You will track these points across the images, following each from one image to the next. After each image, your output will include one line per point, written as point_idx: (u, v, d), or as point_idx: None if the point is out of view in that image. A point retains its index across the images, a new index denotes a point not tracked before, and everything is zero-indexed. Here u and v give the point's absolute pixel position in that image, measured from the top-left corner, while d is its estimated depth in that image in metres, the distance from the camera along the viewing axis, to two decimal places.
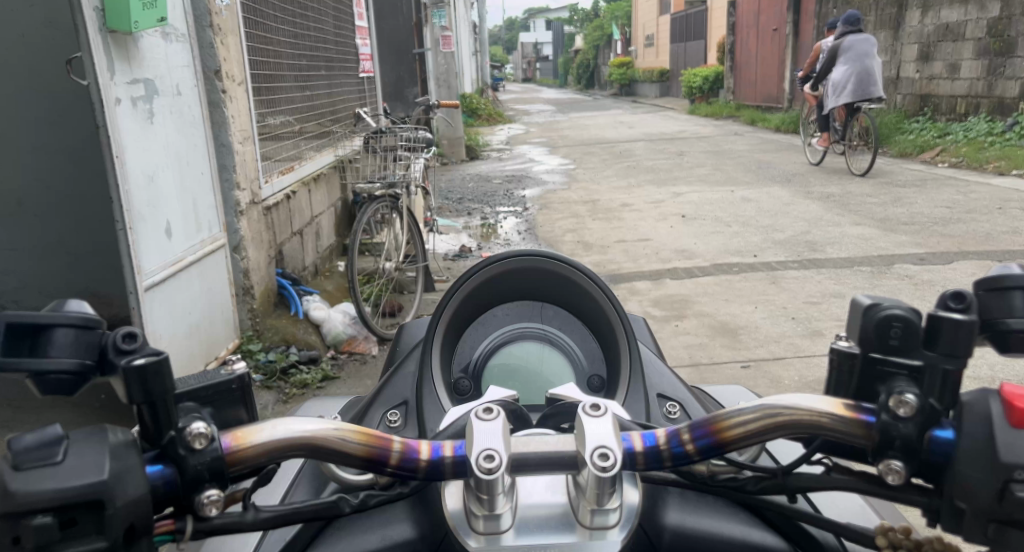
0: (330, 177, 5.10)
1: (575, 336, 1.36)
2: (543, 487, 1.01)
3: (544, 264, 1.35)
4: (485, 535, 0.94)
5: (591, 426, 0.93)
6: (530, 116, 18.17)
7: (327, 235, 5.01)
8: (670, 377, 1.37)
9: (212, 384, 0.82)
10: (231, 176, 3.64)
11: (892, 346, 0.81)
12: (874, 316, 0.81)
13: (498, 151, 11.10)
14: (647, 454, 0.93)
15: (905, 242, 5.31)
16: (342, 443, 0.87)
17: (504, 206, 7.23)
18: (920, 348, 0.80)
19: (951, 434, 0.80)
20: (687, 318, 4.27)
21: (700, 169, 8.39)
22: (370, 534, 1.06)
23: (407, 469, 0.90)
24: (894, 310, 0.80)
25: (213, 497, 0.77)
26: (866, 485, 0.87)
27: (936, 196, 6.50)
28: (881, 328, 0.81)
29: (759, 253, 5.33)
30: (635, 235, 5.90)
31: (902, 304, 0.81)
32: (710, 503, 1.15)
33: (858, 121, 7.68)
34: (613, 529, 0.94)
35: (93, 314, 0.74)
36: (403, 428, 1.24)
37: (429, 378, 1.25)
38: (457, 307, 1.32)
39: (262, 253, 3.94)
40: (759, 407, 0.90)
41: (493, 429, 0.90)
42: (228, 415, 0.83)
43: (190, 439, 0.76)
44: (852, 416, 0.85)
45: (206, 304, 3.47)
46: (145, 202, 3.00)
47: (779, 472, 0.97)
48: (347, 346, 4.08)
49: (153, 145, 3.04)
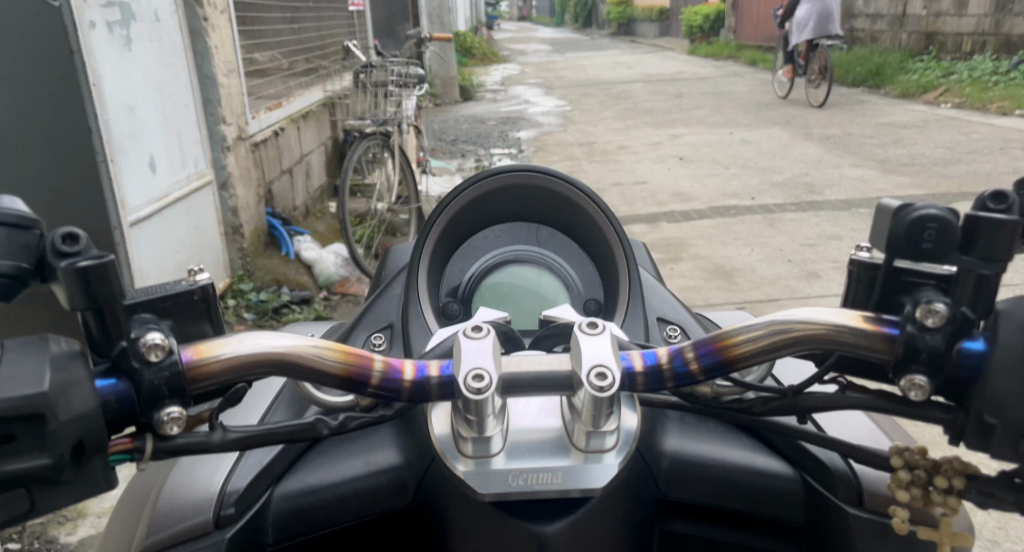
0: (319, 114, 4.98)
1: (572, 261, 1.28)
2: (536, 409, 0.95)
3: (539, 182, 1.26)
4: (474, 458, 0.89)
5: (588, 344, 0.86)
6: (527, 56, 17.84)
7: (317, 175, 4.90)
8: (671, 300, 1.31)
9: (173, 294, 0.74)
10: (216, 110, 3.51)
11: (924, 251, 0.73)
12: (904, 219, 0.74)
13: (492, 93, 10.89)
14: (648, 375, 0.87)
15: (904, 183, 5.23)
16: (318, 361, 0.79)
17: (498, 147, 7.11)
18: (955, 252, 0.73)
19: (982, 346, 0.74)
20: (683, 260, 4.21)
21: (699, 111, 8.25)
22: (353, 459, 1.00)
23: (390, 391, 0.83)
24: (929, 211, 0.73)
25: (175, 415, 0.70)
26: (883, 404, 0.83)
27: (937, 137, 6.40)
28: (911, 232, 0.74)
29: (756, 195, 5.25)
30: (631, 178, 5.80)
31: (936, 204, 0.74)
32: (713, 429, 1.09)
33: (816, 56, 8.36)
34: (610, 453, 0.89)
35: (28, 211, 0.66)
36: (387, 350, 1.18)
37: (414, 301, 1.18)
38: (446, 228, 1.24)
39: (251, 191, 3.84)
40: (769, 323, 0.83)
41: (483, 347, 0.83)
42: (191, 329, 0.76)
43: (145, 351, 0.68)
44: (874, 329, 0.79)
45: (194, 242, 3.39)
46: (126, 134, 2.90)
47: (788, 392, 0.91)
48: (340, 287, 4.01)
49: (132, 74, 2.92)
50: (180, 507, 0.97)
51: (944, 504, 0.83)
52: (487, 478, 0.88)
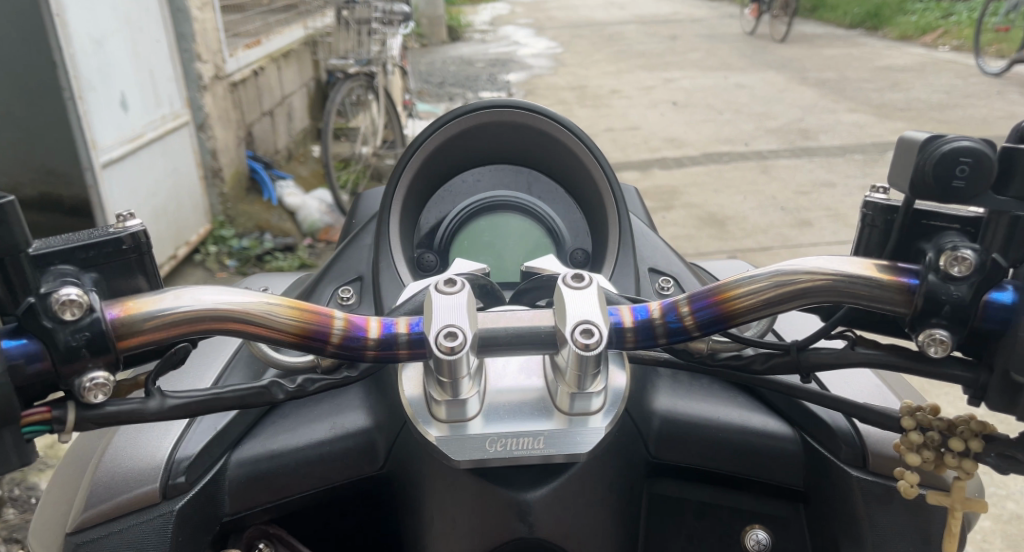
0: (301, 54, 4.79)
1: (558, 208, 1.19)
2: (515, 368, 0.86)
3: (524, 120, 1.16)
4: (449, 422, 0.81)
5: (571, 298, 0.77)
6: None
7: (299, 118, 4.75)
8: (664, 249, 1.22)
9: (96, 243, 0.65)
10: (191, 46, 3.34)
11: (954, 191, 0.63)
12: (934, 152, 0.63)
13: (481, 34, 10.60)
14: (638, 330, 0.78)
15: (901, 129, 5.13)
16: (267, 318, 0.70)
17: (487, 90, 6.93)
18: (989, 191, 0.63)
19: (1011, 297, 0.66)
20: (675, 208, 4.11)
21: (693, 54, 8.06)
22: (318, 421, 0.92)
23: (353, 350, 0.74)
24: (962, 144, 0.62)
25: (99, 381, 0.62)
26: (899, 360, 0.74)
27: (934, 81, 6.27)
28: (941, 168, 0.63)
29: (750, 141, 5.14)
30: (623, 123, 5.66)
31: (971, 135, 0.63)
32: (707, 386, 1.00)
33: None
34: (596, 416, 0.81)
35: None
36: (356, 306, 1.09)
37: (386, 252, 1.09)
38: (419, 171, 1.14)
39: (230, 134, 3.70)
40: (774, 273, 0.73)
41: (457, 302, 0.74)
42: (121, 284, 0.67)
43: (58, 308, 0.60)
44: (891, 279, 0.70)
45: (171, 185, 3.27)
46: (94, 70, 2.76)
47: (791, 348, 0.82)
48: (324, 235, 3.87)
49: (98, 5, 2.75)
50: (121, 474, 0.87)
51: (959, 468, 0.74)
52: (463, 445, 0.80)
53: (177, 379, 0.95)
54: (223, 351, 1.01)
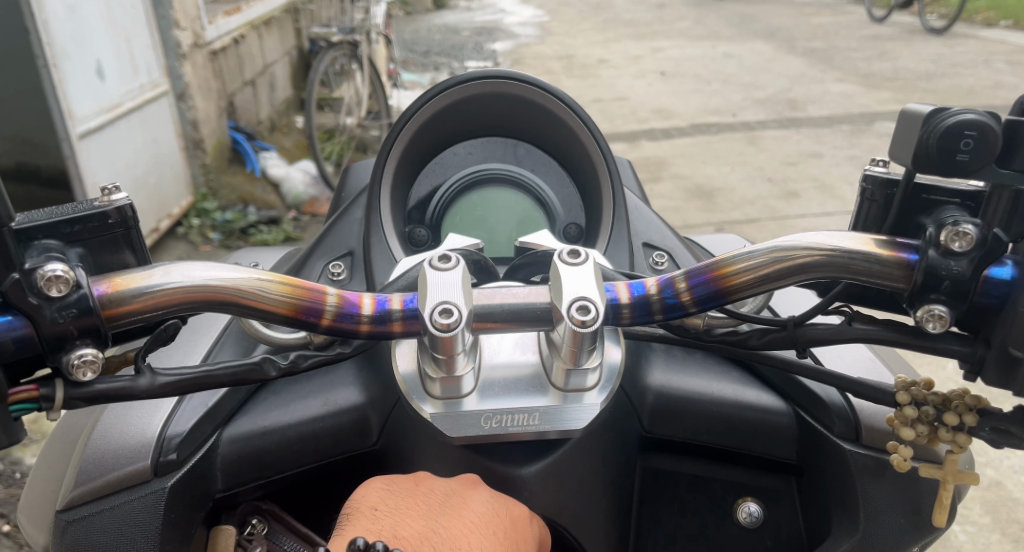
0: (284, 22, 4.71)
1: (551, 181, 1.17)
2: (511, 344, 0.85)
3: (515, 91, 1.14)
4: (443, 400, 0.80)
5: (567, 274, 0.76)
6: None
7: (282, 87, 4.68)
8: (656, 223, 1.21)
9: (81, 217, 0.64)
10: (168, 13, 3.26)
11: (958, 163, 0.61)
12: (937, 125, 0.62)
13: (467, 2, 10.45)
14: (635, 307, 0.77)
15: (888, 99, 5.11)
16: (260, 295, 0.69)
17: (473, 60, 6.85)
18: (992, 164, 0.61)
19: (1009, 273, 0.65)
20: (663, 180, 4.09)
21: (681, 23, 7.98)
22: (309, 398, 0.91)
23: (347, 327, 0.73)
24: (968, 116, 0.61)
25: (87, 359, 0.60)
26: (896, 336, 0.74)
27: (921, 50, 6.25)
28: (944, 142, 0.62)
29: (738, 112, 5.11)
30: (610, 94, 5.61)
31: (974, 107, 0.61)
32: (701, 360, 1.00)
33: None
34: (591, 392, 0.81)
35: None
36: (347, 282, 1.08)
37: (376, 227, 1.08)
38: (408, 145, 1.12)
39: (211, 104, 3.64)
40: (771, 249, 0.73)
41: (450, 278, 0.73)
42: (106, 259, 0.66)
43: (44, 284, 0.58)
44: (890, 255, 0.69)
45: (152, 156, 3.22)
46: (69, 38, 2.70)
47: (787, 324, 0.81)
48: (309, 208, 3.82)
49: None
50: (111, 453, 0.86)
51: (953, 441, 0.74)
52: (458, 422, 0.80)
53: (165, 356, 0.93)
54: (212, 327, 0.99)
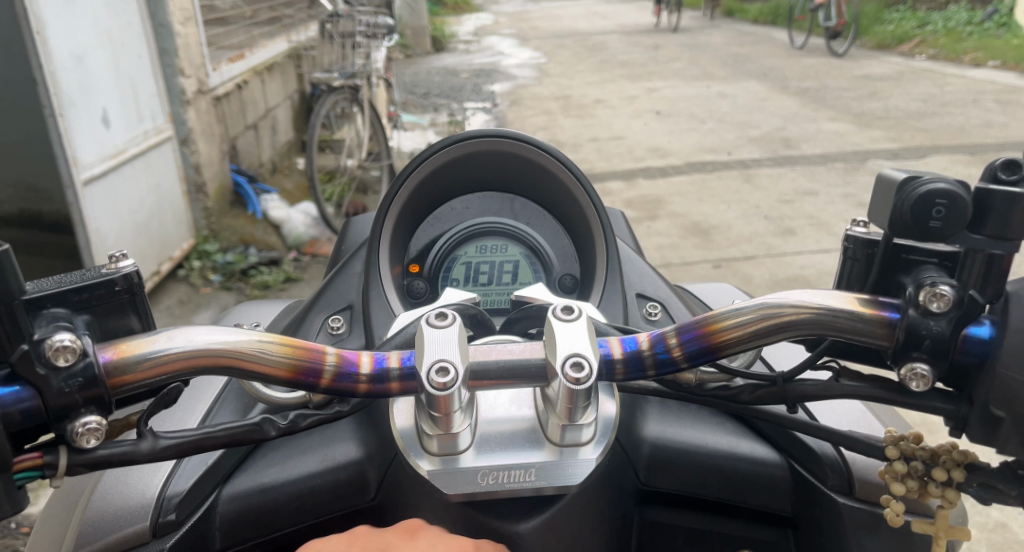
0: (286, 66, 4.81)
1: (547, 234, 1.20)
2: (507, 400, 0.86)
3: (512, 149, 1.16)
4: (440, 456, 0.81)
5: (562, 331, 0.78)
6: (500, 7, 17.40)
7: (284, 130, 4.74)
8: (650, 274, 1.23)
9: (89, 285, 0.65)
10: (174, 61, 3.33)
11: (932, 231, 0.65)
12: (911, 194, 0.65)
13: (465, 43, 10.64)
14: (627, 363, 0.79)
15: (880, 137, 5.18)
16: (261, 357, 0.70)
17: (472, 101, 6.94)
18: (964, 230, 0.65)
19: (988, 333, 0.67)
20: (660, 218, 4.13)
21: (675, 63, 8.11)
22: (309, 455, 0.92)
23: (343, 386, 0.74)
24: (938, 185, 0.64)
25: (91, 426, 0.62)
26: (881, 393, 0.75)
27: (912, 89, 6.35)
28: (919, 208, 0.65)
29: (733, 150, 5.17)
30: (607, 133, 5.68)
31: (947, 176, 0.65)
32: (695, 412, 1.02)
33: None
34: (587, 447, 0.82)
35: None
36: (346, 337, 1.10)
37: (376, 280, 1.10)
38: (406, 202, 1.15)
39: (214, 148, 3.69)
40: (758, 306, 0.75)
41: (448, 335, 0.75)
42: (113, 323, 0.67)
43: (50, 354, 0.60)
44: (872, 313, 0.71)
45: (155, 201, 3.25)
46: (76, 87, 2.75)
47: (777, 379, 0.83)
48: (309, 248, 3.86)
49: (79, 23, 2.75)
50: (110, 513, 0.87)
51: (943, 497, 0.75)
52: (454, 478, 0.81)
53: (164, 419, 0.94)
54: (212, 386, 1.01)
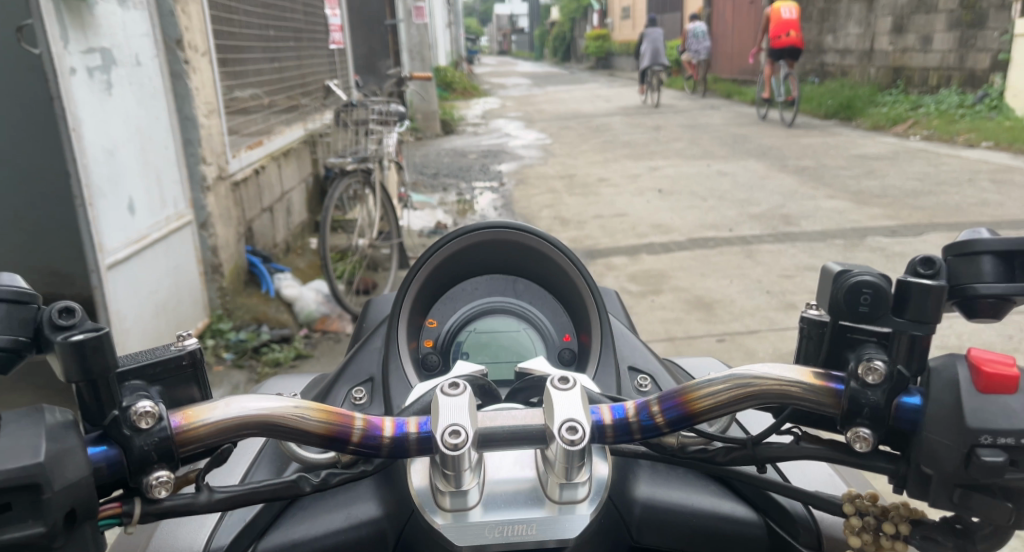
0: (301, 151, 5.05)
1: (547, 312, 1.32)
2: (511, 462, 0.98)
3: (517, 237, 1.31)
4: (452, 512, 0.92)
5: (558, 399, 0.89)
6: (507, 90, 17.96)
7: (298, 212, 4.94)
8: (642, 350, 1.36)
9: (161, 360, 0.78)
10: (197, 150, 3.55)
11: (862, 314, 0.82)
12: (844, 283, 0.82)
13: (473, 125, 11.02)
14: (616, 427, 0.90)
15: (877, 215, 5.33)
16: (301, 421, 0.83)
17: (480, 181, 7.16)
18: (889, 314, 0.81)
19: (918, 400, 0.80)
20: (663, 293, 4.26)
21: (677, 144, 8.37)
22: (335, 513, 1.03)
23: (370, 447, 0.86)
24: (865, 277, 0.81)
25: (163, 479, 0.75)
26: (833, 453, 0.89)
27: (908, 169, 6.54)
28: (851, 296, 0.82)
29: (734, 227, 5.33)
30: (611, 210, 5.86)
31: (872, 270, 0.82)
32: (681, 476, 1.11)
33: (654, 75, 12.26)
34: (582, 504, 0.93)
35: (26, 288, 0.71)
36: (368, 406, 1.21)
37: (395, 355, 1.22)
38: (423, 284, 1.28)
39: (231, 231, 3.86)
40: (729, 378, 0.87)
41: (459, 404, 0.87)
42: (178, 393, 0.80)
43: (135, 419, 0.73)
44: (821, 384, 0.84)
45: (173, 282, 3.39)
46: (105, 177, 2.93)
47: (747, 443, 0.95)
48: (320, 325, 4.03)
49: (112, 118, 2.96)
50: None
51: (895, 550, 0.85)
52: (464, 531, 0.91)
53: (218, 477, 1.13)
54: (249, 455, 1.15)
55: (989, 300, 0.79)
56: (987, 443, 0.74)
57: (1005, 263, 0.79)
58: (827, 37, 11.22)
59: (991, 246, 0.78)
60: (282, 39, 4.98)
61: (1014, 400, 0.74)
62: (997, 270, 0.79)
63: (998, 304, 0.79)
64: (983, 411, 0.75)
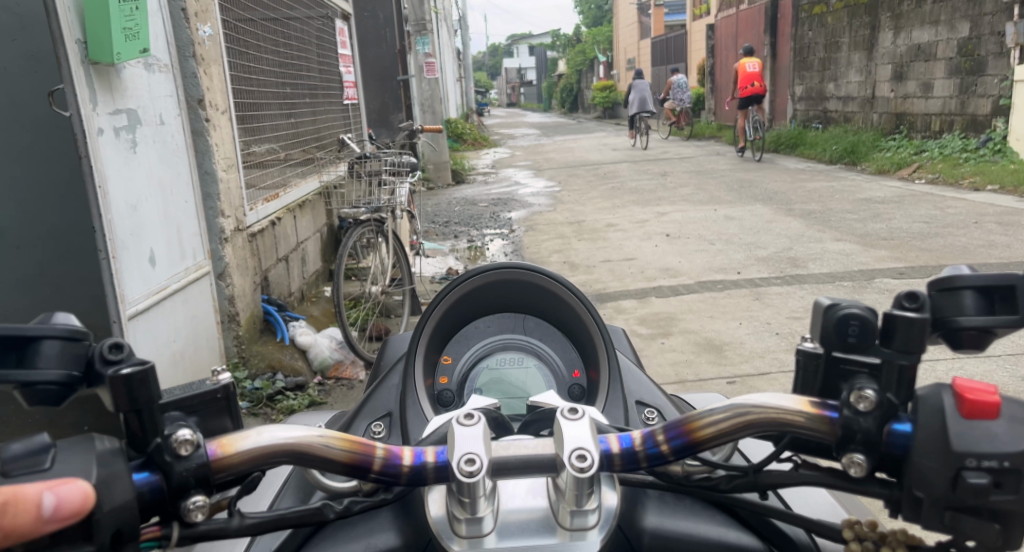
0: (314, 203, 5.18)
1: (557, 347, 1.38)
2: (524, 490, 1.00)
3: (527, 277, 1.38)
4: (468, 538, 0.94)
5: (568, 429, 0.94)
6: (515, 140, 18.26)
7: (313, 262, 5.04)
8: (648, 384, 1.42)
9: (198, 393, 0.85)
10: (215, 204, 3.67)
11: (851, 343, 0.87)
12: (833, 315, 0.87)
13: (483, 175, 11.21)
14: (624, 455, 0.95)
15: (884, 257, 5.37)
16: (325, 450, 0.88)
17: (490, 228, 7.27)
18: (876, 344, 0.86)
19: (908, 427, 0.85)
20: (673, 335, 4.31)
21: (684, 189, 8.48)
22: (356, 542, 1.06)
23: (390, 474, 0.91)
24: (852, 309, 0.86)
25: (199, 503, 0.81)
26: (830, 479, 0.93)
27: (914, 212, 6.60)
28: (840, 327, 0.87)
29: (742, 270, 5.38)
30: (620, 255, 5.93)
31: (859, 303, 0.87)
32: (689, 505, 1.14)
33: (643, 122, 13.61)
34: (592, 530, 0.94)
35: (79, 326, 0.77)
36: (387, 438, 1.28)
37: (411, 391, 1.28)
38: (438, 323, 1.35)
39: (247, 280, 3.95)
40: (729, 407, 0.92)
41: (473, 433, 0.92)
42: (213, 424, 0.86)
43: (176, 446, 0.79)
44: (818, 413, 0.89)
45: (191, 331, 3.45)
46: (128, 231, 3.01)
47: (749, 470, 1.00)
48: (334, 371, 4.08)
49: (136, 175, 3.06)
50: None
51: None
52: None
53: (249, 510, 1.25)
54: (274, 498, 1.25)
55: (971, 332, 0.84)
56: (973, 465, 0.78)
57: (986, 298, 0.84)
58: (829, 85, 11.40)
59: (971, 282, 0.84)
60: (298, 95, 5.15)
61: (996, 425, 0.79)
62: (979, 304, 0.84)
63: (980, 335, 0.84)
64: (967, 435, 0.79)
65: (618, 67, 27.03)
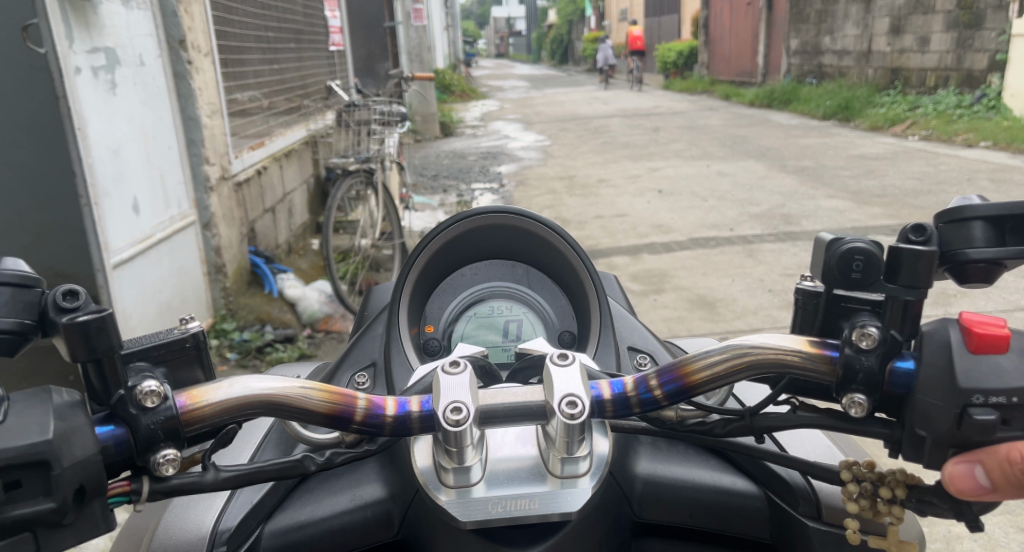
0: (301, 152, 5.10)
1: (546, 295, 1.35)
2: (513, 439, 0.96)
3: (515, 224, 1.33)
4: (456, 488, 0.90)
5: (558, 374, 0.89)
6: (504, 92, 18.07)
7: (299, 213, 4.97)
8: (641, 330, 1.39)
9: (165, 342, 0.83)
10: (200, 150, 3.57)
11: (854, 280, 0.84)
12: (837, 250, 0.85)
13: (472, 128, 11.06)
14: (615, 401, 0.90)
15: (878, 214, 5.34)
16: (304, 401, 0.85)
17: (480, 182, 7.19)
18: (881, 280, 0.83)
19: (911, 365, 0.82)
20: (666, 292, 4.29)
21: (676, 144, 8.41)
22: (340, 494, 1.04)
23: (373, 426, 0.88)
24: (857, 244, 0.84)
25: (169, 456, 0.79)
26: (830, 421, 0.89)
27: (907, 168, 6.56)
28: (844, 263, 0.84)
29: (735, 226, 5.34)
30: (612, 211, 5.87)
31: (865, 238, 0.84)
32: (682, 452, 1.11)
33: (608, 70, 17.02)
34: (584, 478, 0.91)
35: (30, 273, 0.75)
36: (371, 389, 1.25)
37: (395, 339, 1.24)
38: (425, 267, 1.30)
39: (234, 230, 3.87)
40: (725, 349, 0.88)
41: (460, 382, 0.87)
42: (183, 374, 0.84)
43: (141, 398, 0.77)
44: (817, 352, 0.86)
45: (177, 281, 3.39)
46: (110, 176, 2.93)
47: (745, 414, 0.96)
48: (323, 325, 4.01)
49: (117, 118, 2.97)
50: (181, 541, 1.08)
51: (891, 514, 0.86)
52: (469, 507, 0.89)
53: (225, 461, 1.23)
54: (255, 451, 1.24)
55: (978, 266, 0.81)
56: (980, 403, 0.75)
57: (995, 229, 0.80)
58: (824, 39, 11.27)
59: (980, 212, 0.80)
60: (282, 40, 5.03)
61: (1005, 359, 0.76)
62: (988, 235, 0.80)
63: (989, 269, 0.81)
64: (974, 371, 0.76)
65: (609, 17, 26.54)
